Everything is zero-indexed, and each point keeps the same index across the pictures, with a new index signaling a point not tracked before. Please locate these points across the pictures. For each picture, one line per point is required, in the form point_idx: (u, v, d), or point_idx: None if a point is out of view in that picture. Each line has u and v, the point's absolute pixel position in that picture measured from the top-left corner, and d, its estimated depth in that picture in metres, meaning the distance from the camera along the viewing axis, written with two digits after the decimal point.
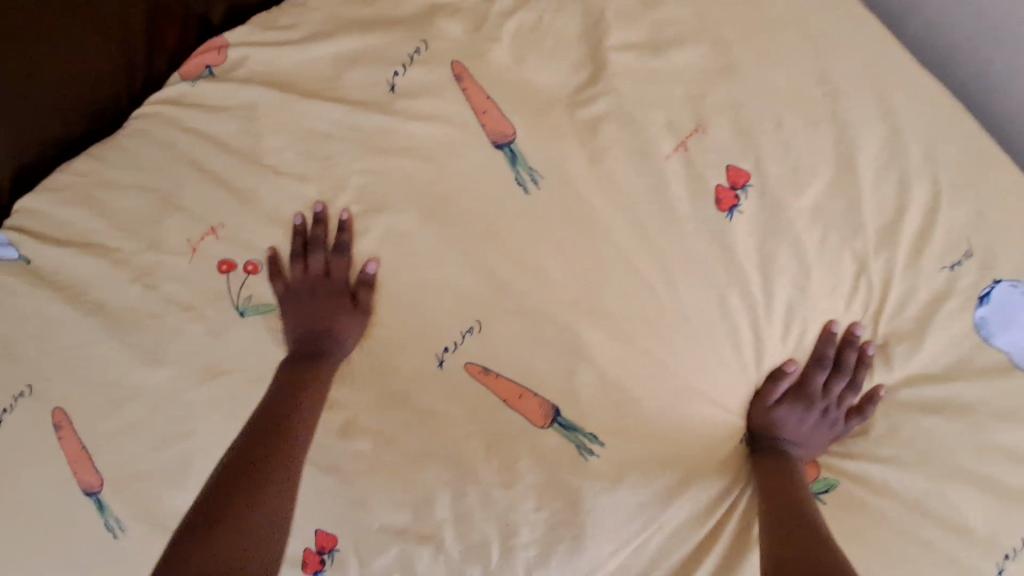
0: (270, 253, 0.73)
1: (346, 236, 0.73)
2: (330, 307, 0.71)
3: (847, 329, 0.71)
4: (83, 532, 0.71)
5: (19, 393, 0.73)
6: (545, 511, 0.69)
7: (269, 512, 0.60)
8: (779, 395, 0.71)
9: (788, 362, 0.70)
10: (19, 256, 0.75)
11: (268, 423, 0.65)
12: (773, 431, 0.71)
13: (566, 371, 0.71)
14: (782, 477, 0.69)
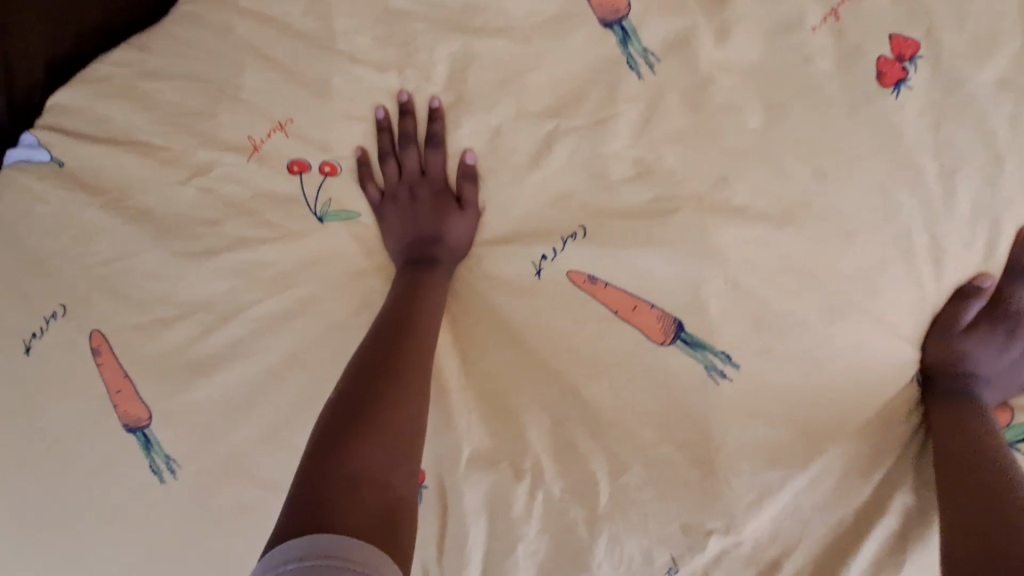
0: (358, 153, 0.64)
1: (439, 127, 0.63)
2: (435, 207, 0.63)
3: None
4: (127, 470, 0.62)
5: (52, 313, 0.64)
6: (668, 448, 0.58)
7: (413, 419, 0.52)
8: (970, 318, 0.58)
9: (982, 276, 0.58)
10: (51, 159, 0.65)
11: (393, 327, 0.57)
12: (958, 363, 0.58)
13: (691, 282, 0.58)
14: (969, 427, 0.55)
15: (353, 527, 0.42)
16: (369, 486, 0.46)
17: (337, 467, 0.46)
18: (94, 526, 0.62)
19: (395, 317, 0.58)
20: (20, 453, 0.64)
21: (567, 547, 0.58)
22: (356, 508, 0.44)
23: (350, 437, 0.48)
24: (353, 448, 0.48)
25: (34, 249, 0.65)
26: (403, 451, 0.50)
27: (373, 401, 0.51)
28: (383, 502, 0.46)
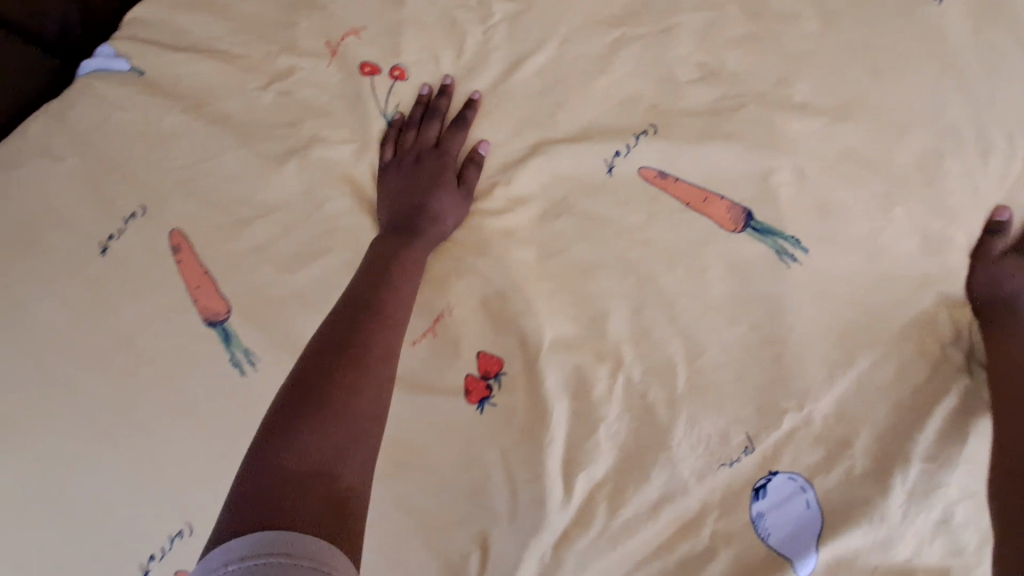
0: (392, 118, 0.65)
1: (470, 115, 0.64)
2: (433, 177, 0.63)
3: None
4: (203, 367, 0.62)
5: (131, 214, 0.65)
6: (741, 329, 0.60)
7: (369, 409, 0.52)
8: (1001, 250, 0.61)
9: (998, 212, 0.61)
10: (131, 68, 0.67)
11: (357, 310, 0.56)
12: (1006, 288, 0.60)
13: (758, 172, 0.62)
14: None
15: (298, 520, 0.42)
16: (318, 477, 0.46)
17: (284, 461, 0.46)
18: (169, 423, 0.62)
19: (360, 299, 0.57)
20: (94, 354, 0.64)
21: (647, 425, 0.60)
22: (298, 501, 0.44)
23: (299, 429, 0.48)
24: (303, 441, 0.47)
25: (110, 154, 0.66)
26: (356, 442, 0.50)
27: (327, 391, 0.51)
28: (331, 495, 0.45)
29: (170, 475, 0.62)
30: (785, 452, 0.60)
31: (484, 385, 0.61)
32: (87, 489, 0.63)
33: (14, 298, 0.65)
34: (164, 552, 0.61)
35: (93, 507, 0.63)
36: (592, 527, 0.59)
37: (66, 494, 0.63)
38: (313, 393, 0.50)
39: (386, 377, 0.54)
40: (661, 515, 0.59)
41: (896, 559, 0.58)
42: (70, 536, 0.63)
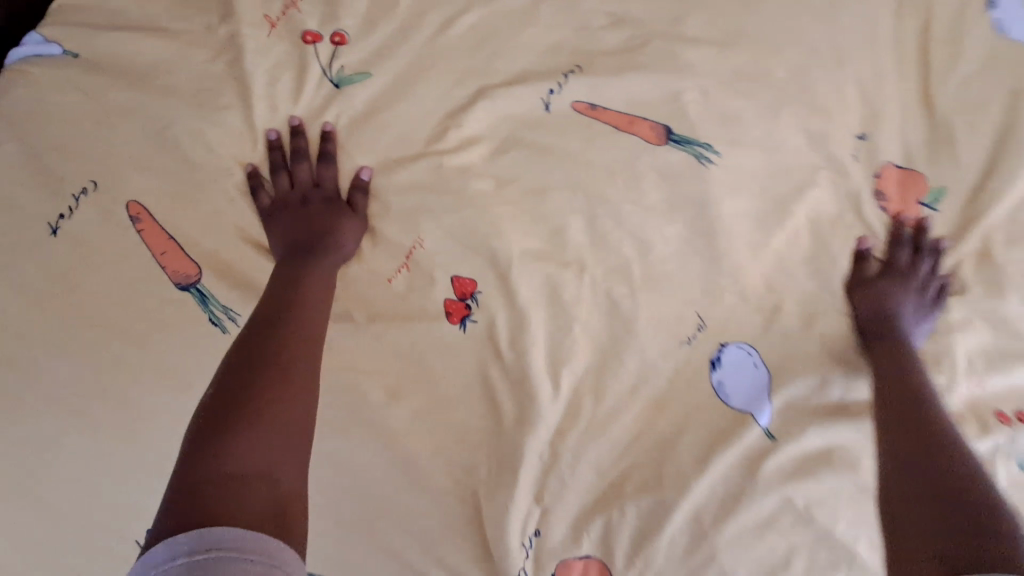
0: (251, 169, 0.66)
1: (332, 147, 0.66)
2: (331, 214, 0.65)
3: (917, 219, 0.73)
4: (181, 330, 0.63)
5: (82, 191, 0.64)
6: (678, 225, 0.70)
7: (301, 415, 0.54)
8: (873, 272, 0.72)
9: (863, 238, 0.72)
10: (64, 52, 0.67)
11: (272, 326, 0.58)
12: (880, 305, 0.70)
13: (670, 94, 0.73)
14: (899, 372, 0.65)
15: (246, 519, 0.44)
16: (260, 480, 0.48)
17: (223, 466, 0.47)
18: (153, 390, 0.62)
19: (274, 316, 0.59)
20: (59, 334, 0.62)
21: (614, 319, 0.67)
22: (242, 500, 0.45)
23: (233, 436, 0.49)
24: (239, 446, 0.49)
25: (49, 136, 0.65)
26: (292, 447, 0.52)
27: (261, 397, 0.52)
28: (275, 497, 0.47)
29: (164, 437, 0.62)
30: (729, 324, 0.70)
31: (462, 306, 0.66)
32: (77, 471, 0.62)
33: None
34: None
35: (85, 485, 0.62)
36: (582, 417, 0.65)
37: (55, 480, 0.62)
38: (242, 401, 0.52)
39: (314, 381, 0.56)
40: (639, 397, 0.66)
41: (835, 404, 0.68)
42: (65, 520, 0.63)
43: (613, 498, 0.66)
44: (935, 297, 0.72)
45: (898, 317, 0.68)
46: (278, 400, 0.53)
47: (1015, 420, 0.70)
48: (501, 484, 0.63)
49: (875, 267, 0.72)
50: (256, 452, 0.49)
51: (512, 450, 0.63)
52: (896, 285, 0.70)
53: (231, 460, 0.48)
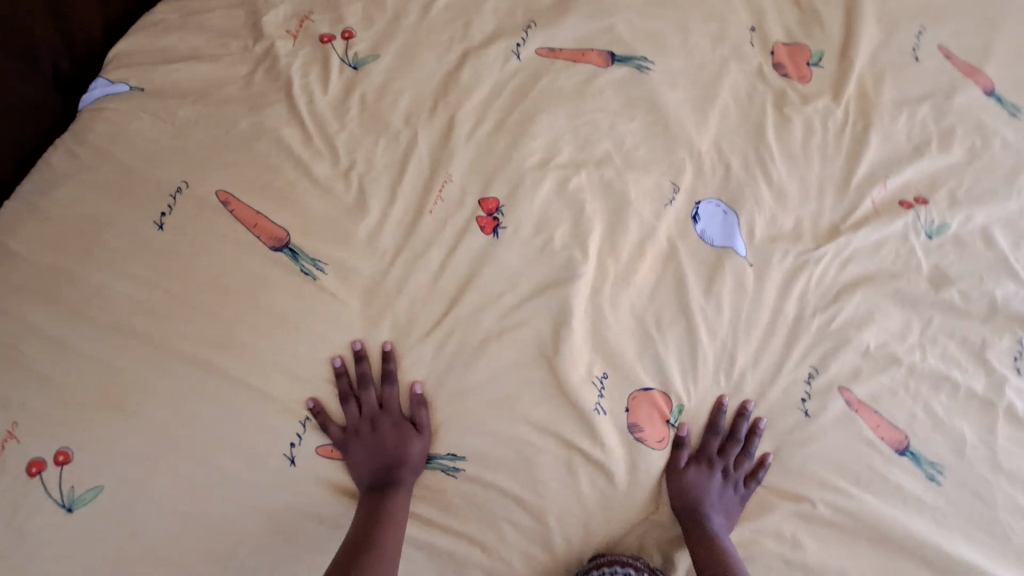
0: (311, 404, 0.75)
1: (392, 367, 0.77)
2: (397, 449, 0.75)
3: (741, 406, 0.82)
4: (282, 280, 0.77)
5: (177, 189, 0.79)
6: (638, 121, 0.91)
7: None
8: (685, 460, 0.80)
9: (681, 427, 0.81)
10: (130, 88, 0.86)
11: (367, 525, 0.71)
12: (688, 493, 0.79)
13: (606, 27, 0.95)
14: (712, 541, 0.76)
15: None
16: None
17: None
18: (268, 338, 0.75)
19: (367, 514, 0.72)
20: (182, 307, 0.74)
21: (612, 197, 0.87)
22: None
23: None
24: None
25: (140, 157, 0.81)
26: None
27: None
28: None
29: (285, 378, 0.74)
30: (697, 183, 0.90)
31: (492, 220, 0.84)
32: (210, 425, 0.71)
33: (94, 290, 0.74)
34: (301, 436, 0.74)
35: (228, 439, 0.71)
36: (609, 274, 0.84)
37: (191, 440, 0.70)
38: None
39: (396, 541, 0.71)
40: (646, 251, 0.86)
41: (785, 228, 0.91)
42: (203, 477, 0.70)
43: (651, 333, 0.83)
44: (746, 482, 0.81)
45: (702, 505, 0.78)
46: None
47: (914, 203, 0.95)
48: (564, 336, 0.80)
49: (684, 455, 0.80)
50: None
51: (565, 309, 0.81)
52: (700, 477, 0.79)
53: None
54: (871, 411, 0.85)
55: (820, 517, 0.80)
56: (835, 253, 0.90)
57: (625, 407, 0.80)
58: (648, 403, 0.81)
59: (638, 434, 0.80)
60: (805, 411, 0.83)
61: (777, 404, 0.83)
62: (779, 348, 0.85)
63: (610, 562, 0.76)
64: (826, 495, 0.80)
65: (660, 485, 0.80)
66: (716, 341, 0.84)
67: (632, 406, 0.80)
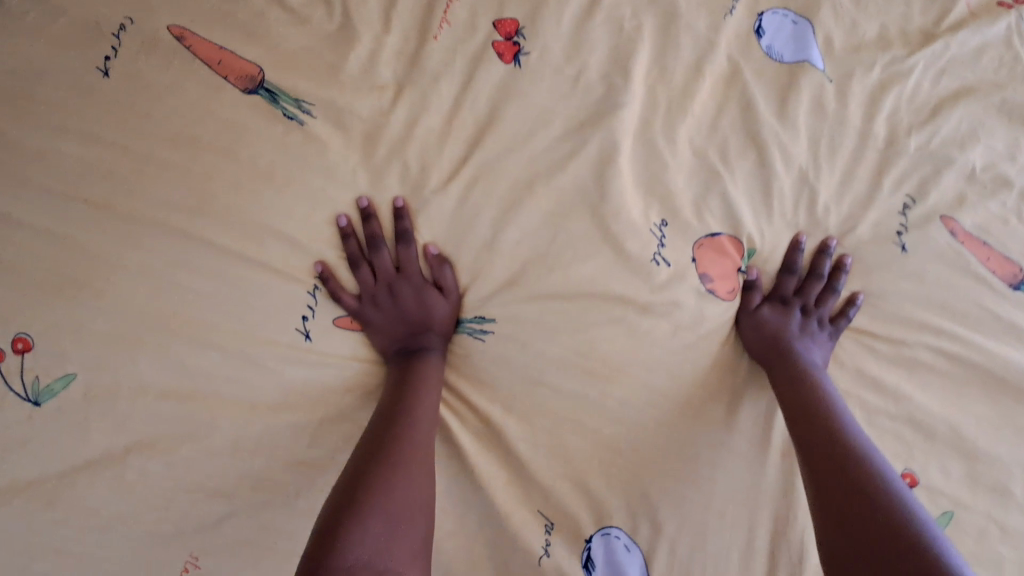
0: (318, 268, 0.61)
1: (409, 226, 0.62)
2: (419, 317, 0.62)
3: (821, 242, 0.69)
4: (261, 127, 0.62)
5: (121, 26, 0.63)
6: None
7: (427, 484, 0.53)
8: (758, 302, 0.67)
9: (749, 268, 0.68)
10: None
11: (396, 397, 0.58)
12: (765, 335, 0.66)
13: None
14: (802, 384, 0.63)
15: None
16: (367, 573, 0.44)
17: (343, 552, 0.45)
18: (250, 195, 0.60)
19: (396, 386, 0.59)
20: (142, 163, 0.60)
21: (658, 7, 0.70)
22: None
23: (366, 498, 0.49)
24: (359, 530, 0.46)
25: None
26: (405, 538, 0.49)
27: (393, 507, 0.49)
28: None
29: (278, 244, 0.60)
30: None
31: (512, 45, 0.67)
32: (194, 304, 0.58)
33: (26, 149, 0.59)
34: (313, 308, 0.61)
35: (218, 315, 0.58)
36: (661, 103, 0.69)
37: (175, 321, 0.57)
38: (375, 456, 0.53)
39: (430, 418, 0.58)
40: (705, 72, 0.70)
41: (866, 38, 0.74)
42: (192, 365, 0.57)
43: (716, 171, 0.68)
44: (832, 322, 0.68)
45: (785, 346, 0.65)
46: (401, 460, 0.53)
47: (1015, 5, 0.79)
48: (612, 176, 0.65)
49: (757, 297, 0.67)
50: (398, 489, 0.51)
51: (612, 144, 0.65)
52: (776, 315, 0.67)
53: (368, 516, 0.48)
54: (979, 242, 0.71)
55: (921, 365, 0.68)
56: (927, 66, 0.74)
57: (692, 257, 0.66)
58: (720, 250, 0.67)
59: (709, 286, 0.66)
60: (901, 247, 0.69)
61: (868, 241, 0.69)
62: (868, 179, 0.70)
63: (612, 539, 0.61)
64: (928, 341, 0.68)
65: (733, 330, 0.67)
66: (794, 177, 0.69)
67: (699, 256, 0.66)
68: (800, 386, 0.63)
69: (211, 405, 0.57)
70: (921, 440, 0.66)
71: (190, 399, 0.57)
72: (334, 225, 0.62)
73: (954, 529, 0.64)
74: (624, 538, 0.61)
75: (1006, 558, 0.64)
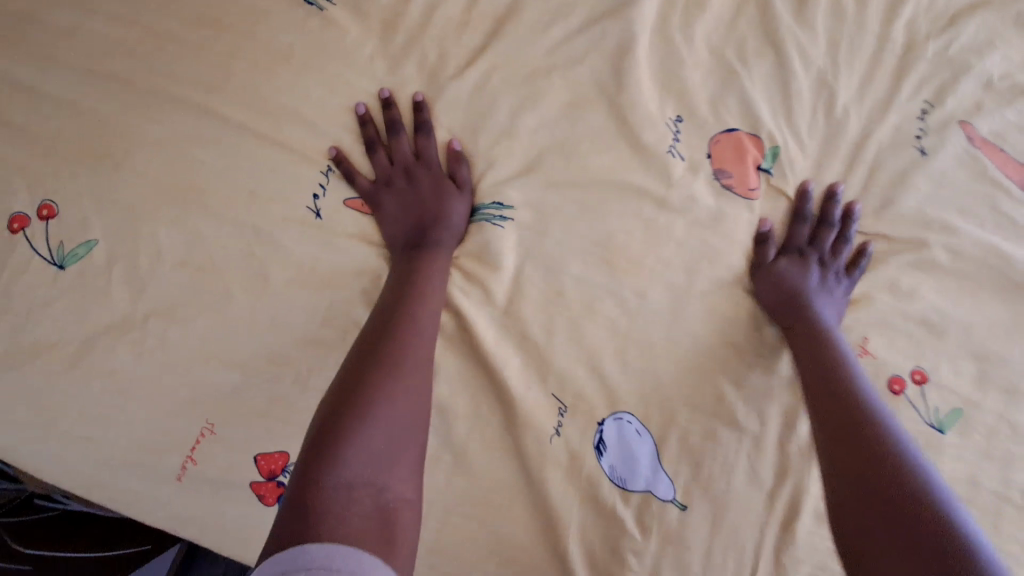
0: (333, 150, 0.61)
1: (427, 117, 0.63)
2: (429, 192, 0.62)
3: (828, 188, 0.67)
4: (281, 10, 0.62)
5: None
6: None
7: (424, 404, 0.53)
8: (773, 255, 0.65)
9: (761, 222, 0.66)
10: None
11: (396, 300, 0.56)
12: (781, 292, 0.64)
13: None
14: (814, 335, 0.61)
15: (344, 534, 0.41)
16: (366, 487, 0.45)
17: (342, 465, 0.45)
18: (271, 76, 0.61)
19: (397, 289, 0.57)
20: (163, 41, 0.60)
21: None
22: (344, 507, 0.43)
23: (359, 415, 0.48)
24: (352, 447, 0.46)
25: None
26: (401, 456, 0.49)
27: (393, 423, 0.49)
28: (380, 508, 0.45)
29: (296, 126, 0.61)
30: None
31: None
32: (214, 179, 0.58)
33: (50, 25, 0.60)
34: (324, 187, 0.61)
35: (236, 190, 0.59)
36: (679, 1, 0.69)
37: (194, 193, 0.58)
38: (371, 367, 0.51)
39: (429, 332, 0.56)
40: None
41: None
42: (210, 236, 0.57)
43: (734, 70, 0.68)
44: (848, 273, 0.66)
45: (801, 301, 0.63)
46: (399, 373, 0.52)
47: None
48: (629, 69, 0.65)
49: (772, 251, 0.66)
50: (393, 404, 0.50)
51: (629, 38, 0.66)
52: (794, 271, 0.64)
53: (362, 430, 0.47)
54: (995, 148, 0.70)
55: (937, 266, 0.67)
56: None
57: (708, 154, 0.67)
58: (736, 147, 0.67)
59: (724, 182, 0.66)
60: (920, 150, 0.69)
61: (887, 143, 0.69)
62: (888, 82, 0.70)
63: (623, 426, 0.60)
64: (944, 242, 0.68)
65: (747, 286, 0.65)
66: (814, 77, 0.69)
67: (715, 153, 0.67)
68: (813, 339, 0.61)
69: (226, 275, 0.57)
70: (932, 337, 0.66)
71: (206, 269, 0.57)
72: (353, 113, 0.62)
73: (964, 424, 0.65)
74: (636, 422, 0.61)
75: (1016, 454, 0.65)
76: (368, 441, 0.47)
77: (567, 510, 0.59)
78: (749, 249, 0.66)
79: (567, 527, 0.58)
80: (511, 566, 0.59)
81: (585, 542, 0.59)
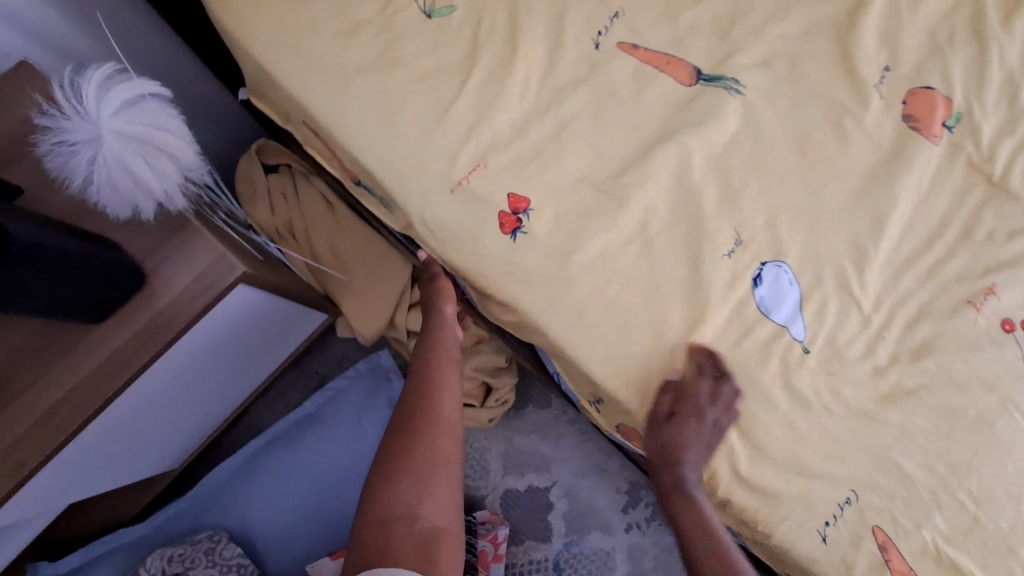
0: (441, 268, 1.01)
1: (694, 14, 0.82)
2: (674, 52, 0.81)
3: (693, 350, 0.71)
4: None
5: None
6: None
7: (449, 450, 0.75)
8: (669, 406, 0.70)
9: (667, 373, 0.71)
10: None
11: (413, 384, 0.80)
12: (666, 445, 0.69)
13: None
14: (694, 514, 0.67)
15: (395, 560, 0.65)
16: (406, 520, 0.69)
17: (391, 505, 0.70)
18: None
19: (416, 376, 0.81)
20: None
21: None
22: (390, 535, 0.68)
23: (398, 472, 0.71)
24: (394, 494, 0.70)
25: None
26: (432, 493, 0.71)
27: (424, 478, 0.72)
28: (422, 535, 0.68)
29: None
30: None
31: None
32: None
33: None
34: (607, 30, 0.80)
35: (553, 10, 0.79)
36: None
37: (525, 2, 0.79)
38: (401, 433, 0.75)
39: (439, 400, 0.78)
40: None
41: None
42: (526, 32, 0.78)
43: (942, 46, 0.84)
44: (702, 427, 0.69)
45: (681, 455, 0.68)
46: (423, 432, 0.75)
47: None
48: (861, 18, 0.83)
49: (666, 404, 0.70)
50: (423, 458, 0.73)
51: None
52: (684, 431, 0.68)
53: (402, 482, 0.71)
54: None
55: None
56: None
57: (902, 101, 0.82)
58: (927, 102, 0.82)
59: (912, 124, 0.81)
60: None
61: None
62: None
63: (779, 274, 0.74)
64: None
65: (648, 436, 0.71)
66: (1010, 71, 0.83)
67: (909, 101, 0.82)
68: (700, 522, 0.67)
69: (528, 62, 0.77)
70: None
71: (517, 52, 0.77)
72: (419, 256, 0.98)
73: None
74: (790, 274, 0.74)
75: None
76: (406, 488, 0.71)
77: (720, 315, 0.72)
78: (652, 396, 0.72)
79: (717, 328, 0.72)
80: (666, 343, 0.72)
81: (724, 345, 0.72)
